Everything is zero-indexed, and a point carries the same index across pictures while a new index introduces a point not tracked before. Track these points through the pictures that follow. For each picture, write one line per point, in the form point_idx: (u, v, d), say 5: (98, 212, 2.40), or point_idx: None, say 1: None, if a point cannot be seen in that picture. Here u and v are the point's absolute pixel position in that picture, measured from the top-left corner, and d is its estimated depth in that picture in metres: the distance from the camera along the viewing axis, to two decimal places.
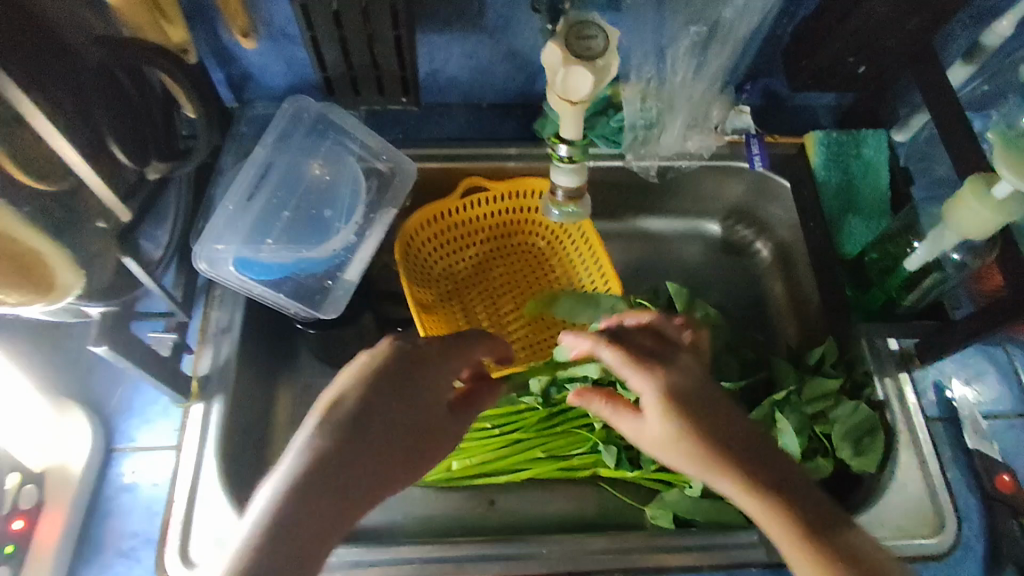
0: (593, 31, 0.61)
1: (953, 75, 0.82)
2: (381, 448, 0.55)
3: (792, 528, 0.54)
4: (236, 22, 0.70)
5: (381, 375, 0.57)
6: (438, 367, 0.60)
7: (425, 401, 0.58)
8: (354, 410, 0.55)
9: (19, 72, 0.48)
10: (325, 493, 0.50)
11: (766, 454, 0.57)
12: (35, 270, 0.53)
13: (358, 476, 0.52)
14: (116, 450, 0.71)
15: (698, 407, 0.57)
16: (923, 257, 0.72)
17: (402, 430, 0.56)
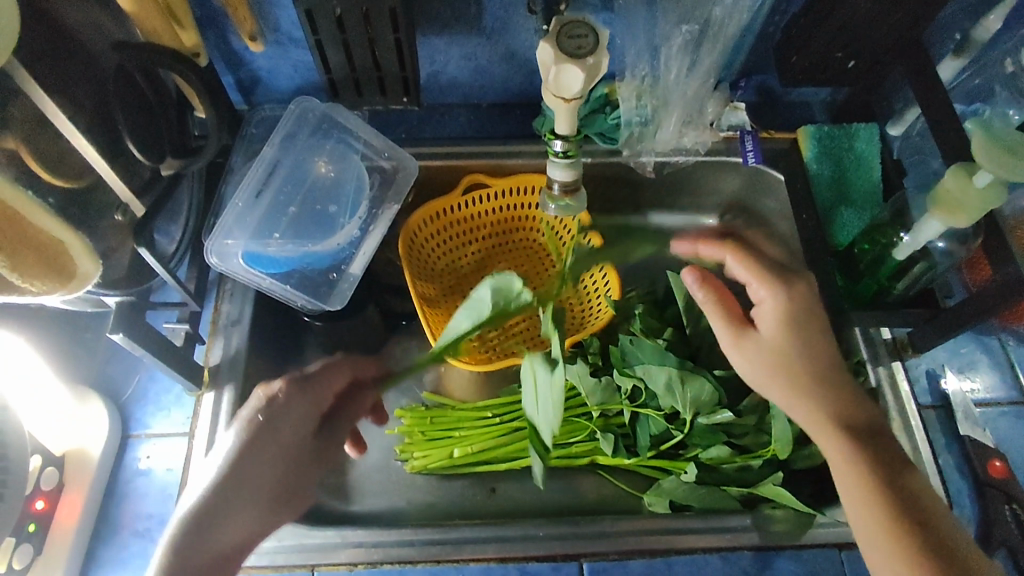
0: (582, 30, 0.64)
1: (943, 69, 0.83)
2: (268, 469, 0.63)
3: (858, 465, 0.61)
4: (244, 27, 0.73)
5: (281, 407, 0.64)
6: (300, 402, 0.65)
7: (298, 433, 0.65)
8: (256, 437, 0.62)
9: (41, 74, 0.52)
10: (234, 502, 0.61)
11: (851, 397, 0.64)
12: (56, 258, 0.53)
13: (241, 494, 0.61)
14: (132, 437, 0.75)
15: (813, 337, 0.65)
16: (911, 245, 0.74)
17: (291, 457, 0.64)
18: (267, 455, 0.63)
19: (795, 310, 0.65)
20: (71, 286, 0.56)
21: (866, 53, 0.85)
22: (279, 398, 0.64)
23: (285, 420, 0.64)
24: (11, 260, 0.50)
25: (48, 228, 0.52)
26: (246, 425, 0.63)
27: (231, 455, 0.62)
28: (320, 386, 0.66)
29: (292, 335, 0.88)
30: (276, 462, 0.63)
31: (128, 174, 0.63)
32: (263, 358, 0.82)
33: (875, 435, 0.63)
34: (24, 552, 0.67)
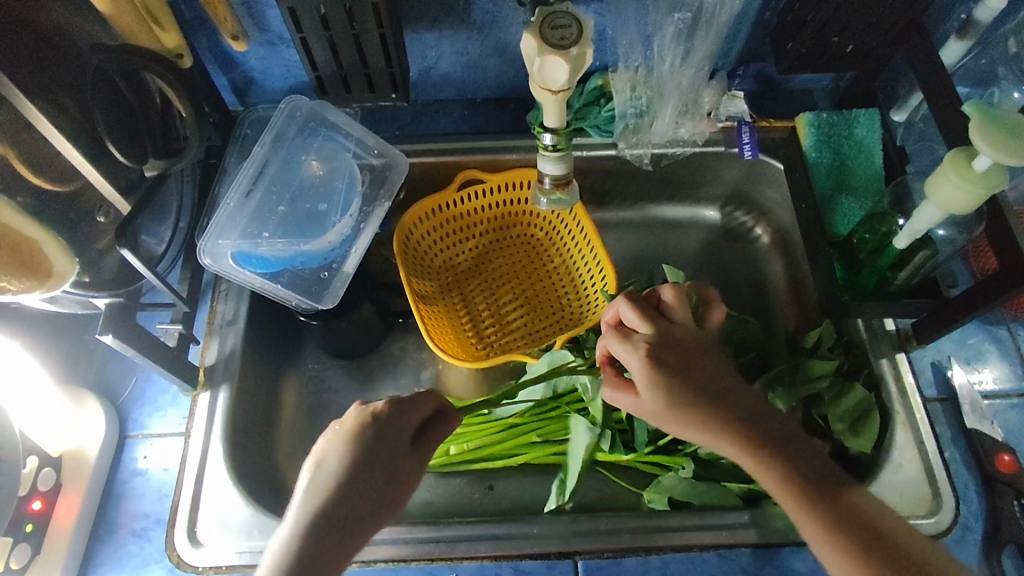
0: (565, 21, 0.63)
1: (948, 53, 0.80)
2: (382, 488, 0.56)
3: (800, 495, 0.55)
4: (227, 27, 0.73)
5: (386, 423, 0.59)
6: (397, 417, 0.59)
7: (396, 451, 0.58)
8: (363, 452, 0.57)
9: (20, 79, 0.52)
10: (346, 523, 0.54)
11: (775, 431, 0.58)
12: (28, 254, 0.53)
13: (352, 515, 0.55)
14: (129, 437, 0.75)
15: (693, 385, 0.57)
16: (910, 235, 0.71)
17: (386, 476, 0.57)
18: (377, 474, 0.57)
19: (654, 383, 0.57)
20: (49, 285, 0.56)
21: (865, 37, 0.83)
22: (384, 414, 0.59)
23: (393, 435, 0.59)
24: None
25: (17, 223, 0.52)
26: (351, 440, 0.58)
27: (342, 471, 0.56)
28: (418, 400, 0.61)
29: (289, 334, 0.89)
30: (387, 482, 0.57)
31: (114, 176, 0.63)
32: (259, 357, 0.83)
33: (793, 446, 0.58)
34: (22, 551, 0.67)
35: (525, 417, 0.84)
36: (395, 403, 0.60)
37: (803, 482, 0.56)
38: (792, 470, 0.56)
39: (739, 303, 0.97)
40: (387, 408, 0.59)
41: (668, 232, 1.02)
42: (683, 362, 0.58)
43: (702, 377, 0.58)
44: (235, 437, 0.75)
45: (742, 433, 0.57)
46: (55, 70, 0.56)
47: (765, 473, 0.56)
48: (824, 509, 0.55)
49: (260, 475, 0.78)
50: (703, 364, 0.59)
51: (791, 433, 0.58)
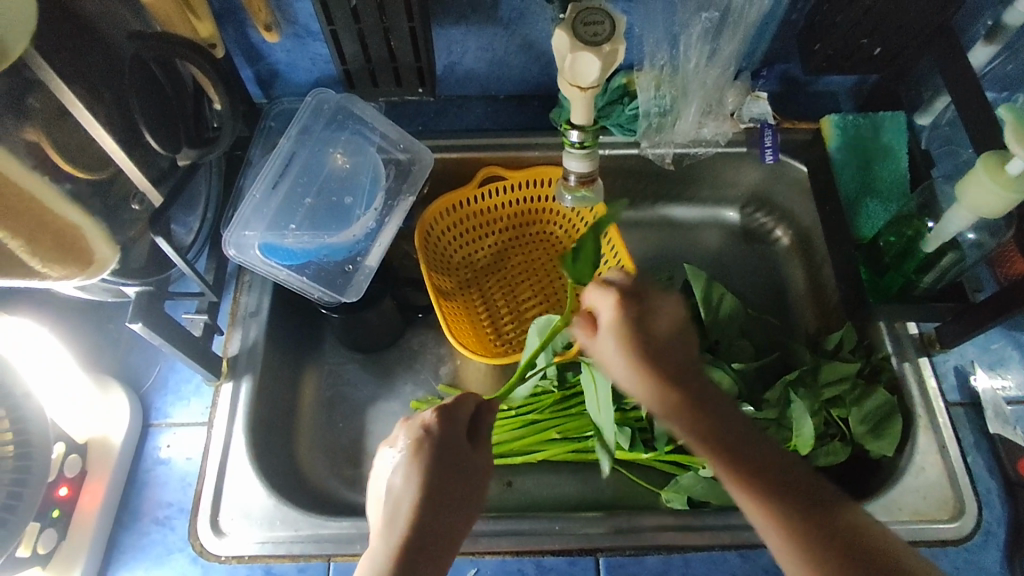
0: (598, 17, 0.63)
1: (974, 56, 0.80)
2: (459, 490, 0.57)
3: (771, 506, 0.51)
4: (261, 18, 0.73)
5: (443, 433, 0.59)
6: (450, 424, 0.60)
7: (461, 455, 0.59)
8: (433, 462, 0.57)
9: (63, 66, 0.53)
10: (443, 525, 0.55)
11: (750, 434, 0.54)
12: (74, 242, 0.54)
13: (444, 518, 0.55)
14: (153, 426, 0.76)
15: (652, 345, 0.56)
16: (939, 237, 0.72)
17: (459, 477, 0.57)
18: (453, 477, 0.57)
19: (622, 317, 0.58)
20: (89, 272, 0.56)
21: (894, 39, 0.82)
22: (434, 425, 0.60)
23: (455, 442, 0.59)
24: (29, 244, 0.50)
25: (66, 213, 0.53)
26: (413, 455, 0.58)
27: (417, 482, 0.56)
28: (460, 405, 0.62)
29: (310, 327, 0.89)
30: (463, 480, 0.57)
31: (146, 165, 0.63)
32: (280, 349, 0.83)
33: (785, 466, 0.53)
34: (49, 537, 0.67)
35: (545, 413, 0.84)
36: (445, 411, 0.61)
37: (780, 498, 0.51)
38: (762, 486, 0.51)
39: (758, 304, 0.97)
40: (438, 417, 0.60)
41: (687, 231, 1.02)
42: (649, 318, 0.58)
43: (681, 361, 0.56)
44: (258, 427, 0.76)
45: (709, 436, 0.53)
46: (94, 59, 0.57)
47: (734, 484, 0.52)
48: (805, 534, 0.50)
49: (282, 467, 0.78)
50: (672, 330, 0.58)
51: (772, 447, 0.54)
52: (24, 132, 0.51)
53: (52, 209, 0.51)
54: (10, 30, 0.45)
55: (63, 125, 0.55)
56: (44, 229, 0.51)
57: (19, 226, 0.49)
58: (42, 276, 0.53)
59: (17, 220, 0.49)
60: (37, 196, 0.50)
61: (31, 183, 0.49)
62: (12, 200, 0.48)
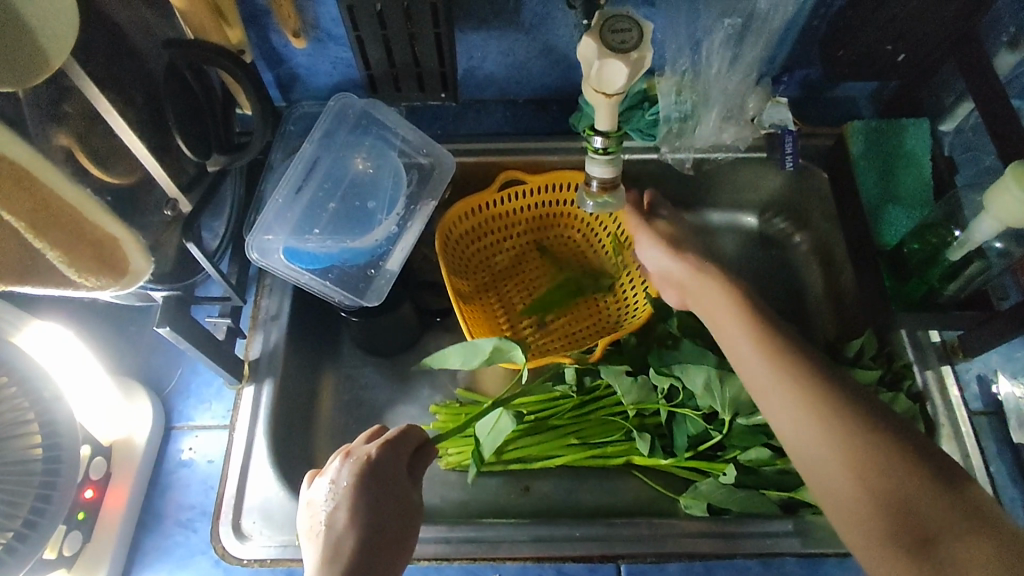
0: (626, 24, 0.63)
1: (998, 63, 0.80)
2: (394, 526, 0.58)
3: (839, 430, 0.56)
4: (287, 24, 0.74)
5: (377, 467, 0.61)
6: (391, 460, 0.62)
7: (399, 491, 0.61)
8: (372, 496, 0.59)
9: (98, 73, 0.53)
10: (377, 562, 0.56)
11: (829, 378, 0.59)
12: (110, 253, 0.54)
13: (379, 552, 0.56)
14: (175, 429, 0.76)
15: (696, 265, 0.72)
16: (964, 245, 0.72)
17: (398, 513, 0.59)
18: (388, 511, 0.59)
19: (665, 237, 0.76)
20: (123, 282, 0.56)
21: (918, 45, 0.82)
22: (376, 459, 0.61)
23: (388, 477, 0.61)
24: (67, 254, 0.50)
25: (106, 225, 0.53)
26: (354, 489, 0.59)
27: (357, 519, 0.57)
28: (402, 439, 0.64)
29: (329, 330, 0.89)
30: (398, 516, 0.59)
31: (176, 170, 0.64)
32: (300, 352, 0.83)
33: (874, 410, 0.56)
34: (74, 539, 0.68)
35: (564, 418, 0.84)
36: (383, 446, 0.63)
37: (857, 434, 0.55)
38: (893, 443, 0.54)
39: (776, 310, 0.97)
40: (378, 450, 0.62)
41: (704, 236, 1.01)
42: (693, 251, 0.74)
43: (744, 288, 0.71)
44: (279, 431, 0.76)
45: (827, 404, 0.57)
46: (127, 65, 0.57)
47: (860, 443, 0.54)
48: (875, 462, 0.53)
49: (302, 471, 0.79)
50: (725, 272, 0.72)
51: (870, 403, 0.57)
52: (61, 137, 0.51)
53: (91, 220, 0.51)
54: (53, 36, 0.44)
55: (96, 131, 0.55)
56: (83, 240, 0.51)
57: (59, 237, 0.49)
58: (77, 286, 0.53)
59: (58, 231, 0.49)
60: (78, 209, 0.50)
61: (72, 196, 0.49)
62: (55, 212, 0.48)
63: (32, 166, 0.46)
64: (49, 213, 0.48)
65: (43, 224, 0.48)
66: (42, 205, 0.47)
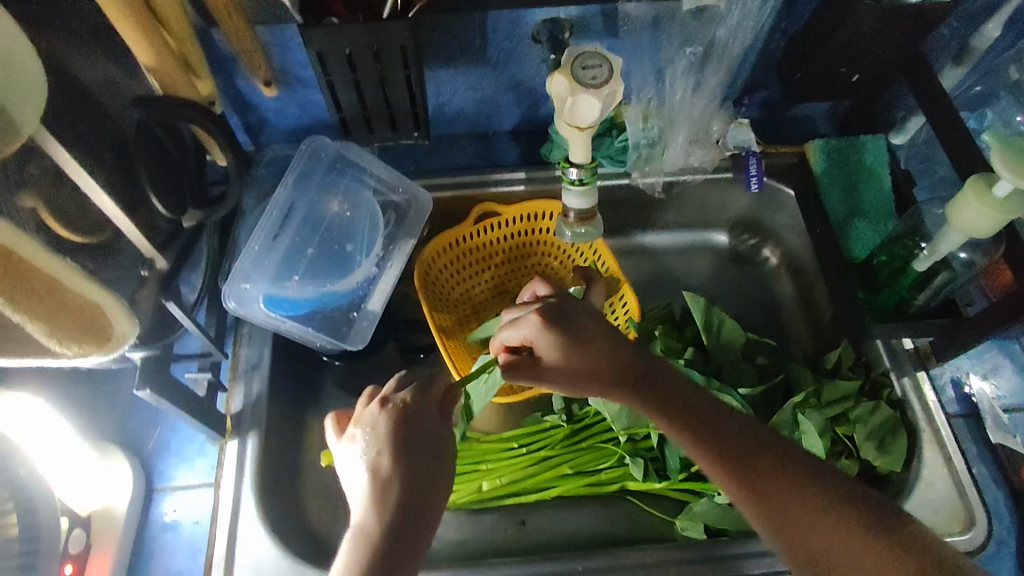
0: (595, 60, 0.64)
1: (946, 78, 0.85)
2: (435, 463, 0.60)
3: (733, 474, 0.58)
4: (259, 73, 0.73)
5: (414, 411, 0.61)
6: (425, 407, 0.62)
7: (439, 432, 0.62)
8: (409, 440, 0.60)
9: (67, 136, 0.52)
10: (422, 500, 0.58)
11: (720, 422, 0.60)
12: (93, 319, 0.52)
13: (427, 489, 0.58)
14: (156, 490, 0.73)
15: (580, 331, 0.62)
16: (931, 258, 0.75)
17: (439, 454, 0.60)
18: (427, 453, 0.60)
19: (564, 347, 0.61)
20: (108, 347, 0.55)
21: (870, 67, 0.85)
22: (410, 405, 0.61)
23: (422, 421, 0.61)
24: (46, 324, 0.49)
25: (87, 290, 0.52)
26: (390, 436, 0.60)
27: (398, 465, 0.58)
28: (432, 384, 0.64)
29: (310, 375, 0.88)
30: (438, 455, 0.60)
31: (149, 228, 0.62)
32: (283, 401, 0.81)
33: (771, 453, 0.59)
34: None
35: (556, 448, 0.84)
36: (418, 391, 0.63)
37: (748, 471, 0.58)
38: (788, 484, 0.58)
39: (751, 325, 0.99)
40: (411, 398, 0.62)
41: (677, 257, 1.04)
42: (572, 320, 0.63)
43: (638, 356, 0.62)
44: (267, 485, 0.74)
45: (759, 487, 0.58)
46: (96, 124, 0.56)
47: (834, 536, 0.56)
48: (764, 496, 0.57)
49: (291, 524, 0.76)
50: (599, 324, 0.63)
51: (762, 438, 0.60)
52: (28, 202, 0.50)
53: (68, 287, 0.50)
54: (18, 101, 0.43)
55: (65, 193, 0.54)
56: (63, 309, 0.50)
57: (36, 308, 0.48)
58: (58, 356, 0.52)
59: (35, 302, 0.47)
60: (57, 277, 0.49)
61: (48, 263, 0.48)
62: (33, 283, 0.47)
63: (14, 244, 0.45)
64: (26, 285, 0.47)
65: (18, 294, 0.46)
66: (16, 277, 0.46)
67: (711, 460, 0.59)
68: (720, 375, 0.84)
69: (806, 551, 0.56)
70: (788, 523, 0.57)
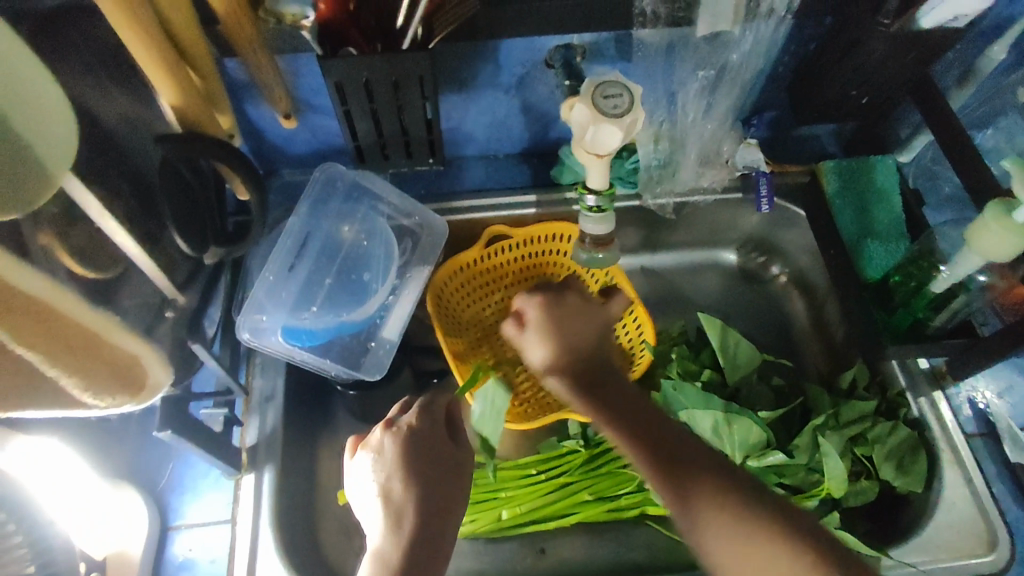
0: (616, 89, 0.64)
1: (952, 101, 0.86)
2: (443, 481, 0.66)
3: (665, 466, 0.58)
4: (280, 106, 0.73)
5: (420, 432, 0.68)
6: (427, 428, 0.69)
7: (443, 451, 0.68)
8: (417, 460, 0.66)
9: (86, 174, 0.51)
10: (434, 515, 0.63)
11: (661, 421, 0.62)
12: (129, 371, 0.53)
13: (438, 504, 0.64)
14: (171, 529, 0.72)
15: (575, 312, 0.72)
16: (951, 278, 0.75)
17: (445, 473, 0.66)
18: (435, 471, 0.66)
19: (553, 326, 0.71)
20: (141, 397, 0.56)
21: (879, 90, 0.85)
22: (416, 427, 0.68)
23: (429, 441, 0.68)
24: (83, 379, 0.49)
25: (125, 343, 0.52)
26: (400, 458, 0.66)
27: (410, 485, 0.64)
28: (432, 407, 0.71)
29: (323, 403, 0.86)
30: (445, 473, 0.66)
31: (167, 263, 0.61)
32: (297, 432, 0.80)
33: (708, 457, 0.58)
34: None
35: (575, 475, 0.83)
36: (421, 414, 0.70)
37: (676, 465, 0.57)
38: (716, 484, 0.56)
39: (762, 344, 0.99)
40: (418, 421, 0.69)
41: (687, 276, 1.04)
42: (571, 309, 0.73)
43: (613, 373, 0.67)
44: (284, 519, 0.72)
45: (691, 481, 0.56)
46: (114, 160, 0.55)
47: (760, 543, 0.53)
48: (696, 490, 0.56)
49: (309, 558, 0.75)
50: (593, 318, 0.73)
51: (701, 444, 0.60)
52: (49, 243, 0.49)
53: (110, 343, 0.50)
54: (49, 148, 0.42)
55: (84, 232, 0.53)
56: (98, 361, 0.50)
57: (72, 362, 0.48)
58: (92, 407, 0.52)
59: (71, 357, 0.47)
60: (99, 334, 0.49)
61: (86, 317, 0.47)
62: (75, 343, 0.47)
63: (52, 300, 0.44)
64: (67, 345, 0.47)
65: (59, 354, 0.47)
66: (59, 338, 0.46)
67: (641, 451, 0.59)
68: (738, 398, 0.84)
69: (729, 575, 0.54)
70: (707, 546, 0.55)
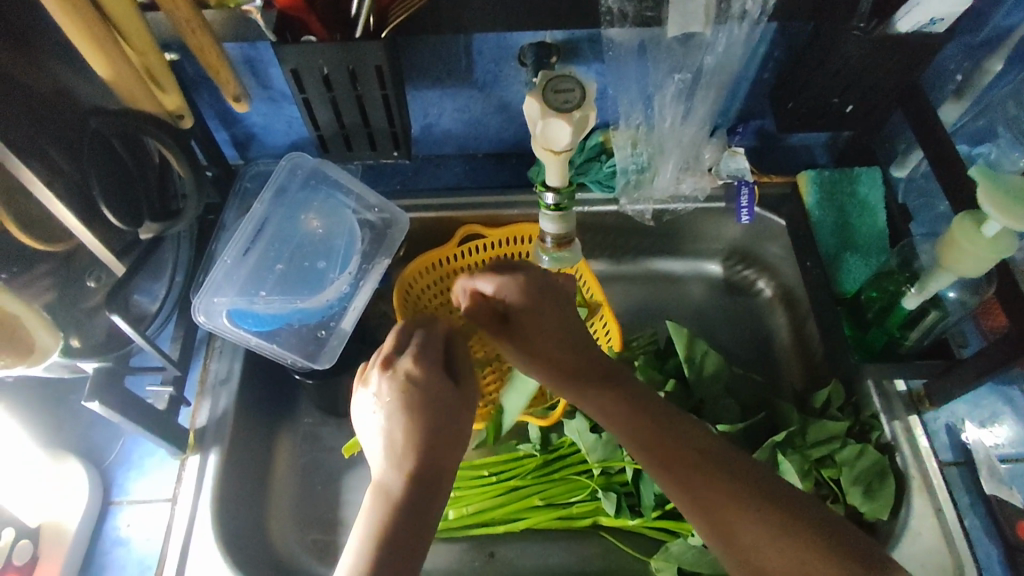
0: (569, 84, 0.63)
1: (945, 111, 0.82)
2: (444, 438, 0.55)
3: (732, 497, 0.54)
4: (228, 88, 0.70)
5: (422, 377, 0.57)
6: (432, 373, 0.57)
7: (450, 404, 0.57)
8: (419, 410, 0.55)
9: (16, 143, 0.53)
10: (431, 478, 0.54)
11: (710, 446, 0.57)
12: (13, 330, 0.57)
13: (436, 461, 0.54)
14: (112, 504, 0.73)
15: (554, 297, 0.62)
16: (920, 297, 0.73)
17: (443, 430, 0.55)
18: (440, 425, 0.56)
19: (536, 297, 0.61)
20: (33, 359, 0.59)
21: (864, 98, 0.80)
22: (418, 372, 0.57)
23: (437, 386, 0.57)
24: None
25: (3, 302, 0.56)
26: (403, 404, 0.55)
27: (409, 439, 0.54)
28: (437, 343, 0.59)
29: (285, 392, 0.87)
30: (447, 424, 0.56)
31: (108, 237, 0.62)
32: (252, 417, 0.80)
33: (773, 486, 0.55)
34: None
35: (528, 478, 0.82)
36: (422, 354, 0.58)
37: (750, 491, 0.54)
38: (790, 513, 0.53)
39: (742, 359, 0.96)
40: (421, 363, 0.58)
41: (669, 286, 1.01)
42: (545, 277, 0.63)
43: (614, 368, 0.61)
44: (224, 500, 0.72)
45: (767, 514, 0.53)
46: (54, 132, 0.57)
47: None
48: (777, 519, 0.53)
49: (250, 542, 0.75)
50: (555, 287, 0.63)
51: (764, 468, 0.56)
52: None
53: None
54: None
55: None
56: None
57: None
58: None
59: None
60: None
61: None
62: None
63: None
64: None
65: None
66: None
67: (707, 481, 0.55)
68: (702, 411, 0.81)
69: None
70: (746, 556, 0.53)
